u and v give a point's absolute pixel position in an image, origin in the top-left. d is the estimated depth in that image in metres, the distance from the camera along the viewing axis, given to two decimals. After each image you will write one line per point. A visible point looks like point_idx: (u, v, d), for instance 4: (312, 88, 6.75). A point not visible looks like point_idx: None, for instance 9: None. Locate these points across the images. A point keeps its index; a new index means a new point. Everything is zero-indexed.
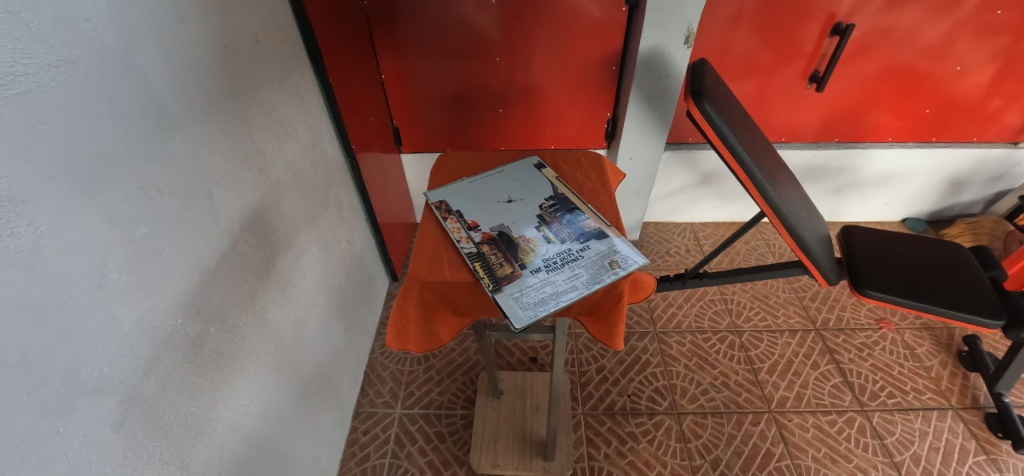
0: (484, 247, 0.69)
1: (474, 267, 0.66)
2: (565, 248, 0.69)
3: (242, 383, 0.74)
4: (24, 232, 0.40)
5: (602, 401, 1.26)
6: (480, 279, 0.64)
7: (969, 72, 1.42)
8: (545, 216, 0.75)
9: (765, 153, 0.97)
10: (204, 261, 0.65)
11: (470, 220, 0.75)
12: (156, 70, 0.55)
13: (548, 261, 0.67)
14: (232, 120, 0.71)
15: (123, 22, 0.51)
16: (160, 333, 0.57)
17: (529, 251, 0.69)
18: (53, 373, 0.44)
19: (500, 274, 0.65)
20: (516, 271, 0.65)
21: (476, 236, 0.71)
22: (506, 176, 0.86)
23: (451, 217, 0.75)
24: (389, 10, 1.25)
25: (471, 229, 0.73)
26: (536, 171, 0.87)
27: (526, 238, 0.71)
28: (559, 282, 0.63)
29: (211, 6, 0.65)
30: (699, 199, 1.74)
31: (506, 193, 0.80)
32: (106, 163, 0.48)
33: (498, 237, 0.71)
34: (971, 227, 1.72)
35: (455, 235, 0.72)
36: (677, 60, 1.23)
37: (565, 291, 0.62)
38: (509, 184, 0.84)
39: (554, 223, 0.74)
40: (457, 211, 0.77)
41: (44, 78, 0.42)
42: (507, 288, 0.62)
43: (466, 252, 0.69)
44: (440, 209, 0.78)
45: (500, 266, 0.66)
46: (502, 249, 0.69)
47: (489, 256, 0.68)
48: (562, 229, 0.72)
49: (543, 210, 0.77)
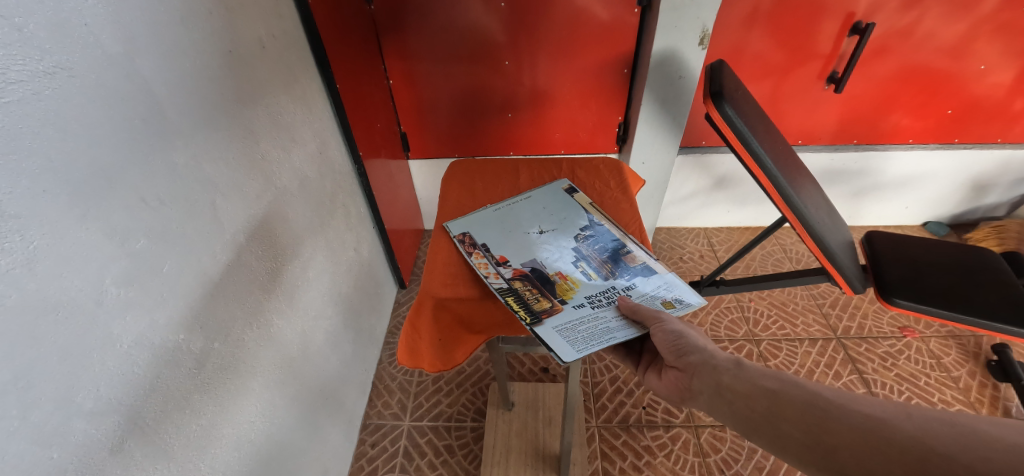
0: (516, 283, 0.65)
1: (506, 302, 0.62)
2: (609, 286, 0.64)
3: (246, 398, 0.71)
4: (17, 248, 0.38)
5: (616, 413, 1.22)
6: (515, 313, 0.61)
7: (994, 71, 1.37)
8: (582, 249, 0.71)
9: (788, 158, 0.93)
10: (209, 273, 0.62)
11: (497, 255, 0.70)
12: (156, 75, 0.53)
13: (592, 297, 0.63)
14: (238, 127, 0.69)
15: (123, 27, 0.48)
16: (161, 351, 0.54)
17: (568, 289, 0.64)
18: (48, 396, 0.41)
19: (537, 308, 0.61)
20: (555, 306, 0.61)
21: (505, 271, 0.67)
22: (535, 202, 0.81)
23: (476, 251, 0.71)
24: (397, 15, 1.24)
25: (499, 264, 0.69)
26: (568, 196, 0.82)
27: (562, 275, 0.66)
28: (607, 317, 0.59)
29: (215, 11, 0.64)
30: (712, 204, 1.70)
31: (536, 223, 0.76)
32: (104, 173, 0.46)
33: (531, 273, 0.67)
34: (996, 231, 1.66)
35: (482, 270, 0.67)
36: (691, 62, 1.20)
37: (615, 329, 0.57)
38: (541, 212, 0.79)
39: (593, 258, 0.69)
40: (482, 244, 0.72)
41: (37, 86, 0.40)
42: (548, 321, 0.59)
43: (497, 288, 0.64)
44: (462, 241, 0.73)
45: (537, 300, 0.62)
46: (537, 286, 0.65)
47: (523, 292, 0.64)
48: (603, 264, 0.68)
49: (579, 243, 0.72)
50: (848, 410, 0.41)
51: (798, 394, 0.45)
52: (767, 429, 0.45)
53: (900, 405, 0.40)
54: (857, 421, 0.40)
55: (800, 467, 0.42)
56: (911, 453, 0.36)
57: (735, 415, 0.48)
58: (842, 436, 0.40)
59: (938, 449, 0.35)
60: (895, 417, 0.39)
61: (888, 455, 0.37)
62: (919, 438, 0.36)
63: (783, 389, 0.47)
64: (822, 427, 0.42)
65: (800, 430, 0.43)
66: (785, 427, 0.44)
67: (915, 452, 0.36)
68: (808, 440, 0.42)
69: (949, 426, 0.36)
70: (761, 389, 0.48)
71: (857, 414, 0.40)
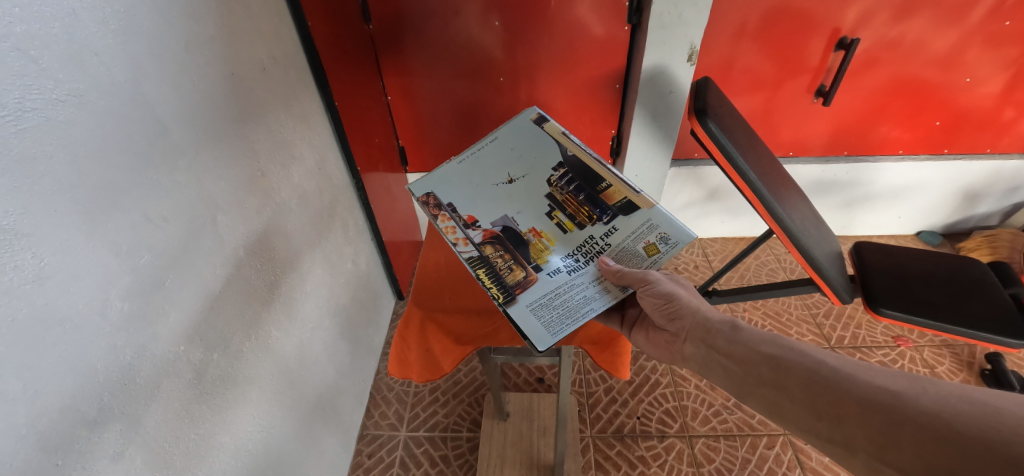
0: (486, 248, 0.67)
1: (478, 274, 0.64)
2: (588, 237, 0.68)
3: (244, 408, 0.73)
4: (28, 264, 0.41)
5: (611, 423, 1.23)
6: (489, 290, 0.63)
7: (980, 83, 1.40)
8: (558, 195, 0.72)
9: (773, 171, 0.95)
10: (209, 286, 0.65)
11: (465, 216, 0.71)
12: (162, 99, 0.56)
13: (569, 259, 0.66)
14: (239, 145, 0.72)
15: (131, 54, 0.52)
16: (162, 362, 0.56)
17: (542, 249, 0.67)
18: (54, 404, 0.44)
19: (509, 281, 0.64)
20: (529, 275, 0.64)
21: (475, 235, 0.69)
22: (503, 145, 0.79)
23: (443, 214, 0.71)
24: (395, 34, 1.28)
25: (469, 226, 0.70)
26: (536, 130, 0.79)
27: (535, 234, 0.69)
28: (583, 287, 0.63)
29: (218, 37, 0.67)
30: (706, 214, 1.72)
31: (504, 171, 0.75)
32: (111, 192, 0.49)
33: (501, 234, 0.69)
34: (989, 240, 1.67)
35: (452, 236, 0.69)
36: (680, 78, 1.24)
37: (592, 299, 0.62)
38: (509, 157, 0.77)
39: (570, 203, 0.71)
40: (448, 204, 0.73)
41: (51, 112, 0.43)
42: (522, 296, 0.62)
43: (468, 256, 0.66)
44: (428, 205, 0.73)
45: (509, 270, 0.65)
46: (509, 249, 0.67)
47: (494, 259, 0.66)
48: (581, 211, 0.70)
49: (554, 188, 0.73)
50: (852, 379, 0.46)
51: (800, 362, 0.50)
52: (767, 391, 0.51)
53: (915, 380, 0.43)
54: (865, 392, 0.44)
55: (804, 429, 0.47)
56: (926, 423, 0.39)
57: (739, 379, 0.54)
58: (846, 405, 0.44)
59: (957, 428, 0.38)
60: (908, 391, 0.42)
61: (896, 428, 0.40)
62: (931, 413, 0.39)
63: (781, 355, 0.52)
64: (826, 395, 0.46)
65: (800, 396, 0.48)
66: (785, 390, 0.50)
67: (929, 428, 0.39)
68: (808, 407, 0.47)
69: (967, 405, 0.39)
70: (761, 355, 0.54)
71: (866, 386, 0.44)
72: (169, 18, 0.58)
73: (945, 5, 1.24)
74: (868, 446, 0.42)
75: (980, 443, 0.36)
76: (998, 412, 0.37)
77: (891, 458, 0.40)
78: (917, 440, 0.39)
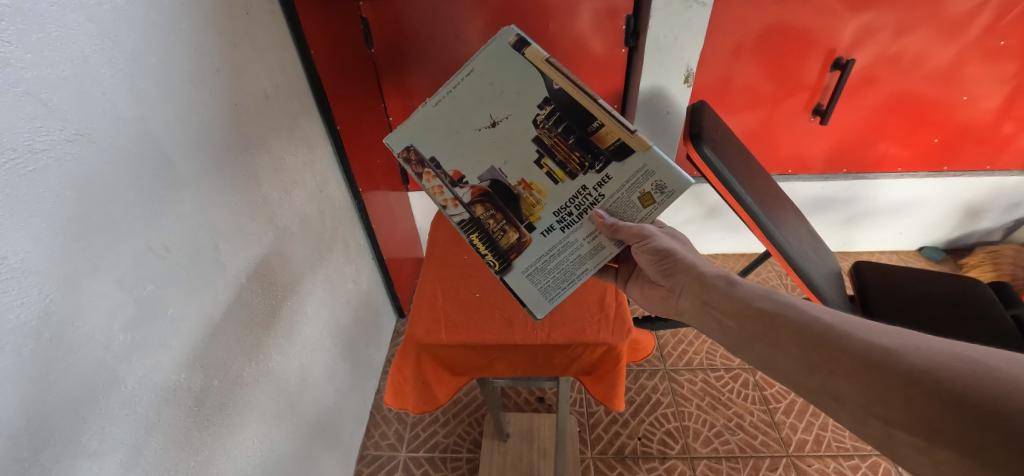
0: (476, 208, 0.67)
1: (473, 239, 0.68)
2: (581, 188, 0.64)
3: (243, 432, 0.74)
4: (34, 301, 0.42)
5: (612, 444, 1.22)
6: (485, 255, 0.68)
7: (978, 99, 1.41)
8: (546, 139, 0.63)
9: (769, 193, 0.97)
10: (210, 314, 0.66)
11: (449, 171, 0.67)
12: (166, 132, 0.58)
13: (562, 214, 0.65)
14: (242, 174, 0.74)
15: (138, 91, 0.53)
16: (162, 390, 0.57)
17: (534, 204, 0.65)
18: (56, 437, 0.44)
19: (503, 245, 0.67)
20: (523, 237, 0.66)
21: (464, 194, 0.67)
22: (479, 76, 0.64)
23: (428, 172, 0.68)
24: (396, 56, 1.31)
25: (456, 184, 0.67)
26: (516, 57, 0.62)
27: (525, 184, 0.65)
28: (577, 245, 0.65)
29: (223, 69, 0.70)
30: (706, 231, 1.72)
31: (485, 113, 0.65)
32: (116, 226, 0.50)
33: (490, 191, 0.66)
34: (991, 256, 1.66)
35: (441, 198, 0.68)
36: (678, 99, 1.28)
37: (585, 259, 0.65)
38: (488, 94, 0.64)
39: (558, 149, 0.63)
40: (430, 159, 0.68)
41: (60, 152, 0.44)
42: (516, 261, 0.66)
43: (459, 219, 0.68)
44: (411, 160, 0.69)
45: (502, 234, 0.67)
46: (499, 207, 0.66)
47: (485, 221, 0.67)
48: (572, 157, 0.63)
49: (540, 129, 0.63)
50: (845, 333, 0.45)
51: (794, 318, 0.49)
52: (760, 345, 0.51)
53: (908, 337, 0.43)
54: (859, 348, 0.43)
55: (794, 381, 0.47)
56: (914, 377, 0.39)
57: (731, 333, 0.54)
58: (839, 360, 0.44)
59: (946, 384, 0.38)
60: (901, 349, 0.42)
61: (888, 383, 0.40)
62: (921, 368, 0.39)
63: (776, 310, 0.51)
64: (820, 350, 0.45)
65: (793, 350, 0.47)
66: (777, 343, 0.49)
67: (920, 383, 0.39)
68: (801, 359, 0.46)
69: (959, 363, 0.38)
70: (755, 310, 0.53)
71: (861, 342, 0.44)
72: (175, 53, 0.60)
73: (939, 24, 1.25)
74: (858, 399, 0.41)
75: (967, 399, 0.36)
76: (987, 369, 0.37)
77: (880, 412, 0.40)
78: (906, 395, 0.39)
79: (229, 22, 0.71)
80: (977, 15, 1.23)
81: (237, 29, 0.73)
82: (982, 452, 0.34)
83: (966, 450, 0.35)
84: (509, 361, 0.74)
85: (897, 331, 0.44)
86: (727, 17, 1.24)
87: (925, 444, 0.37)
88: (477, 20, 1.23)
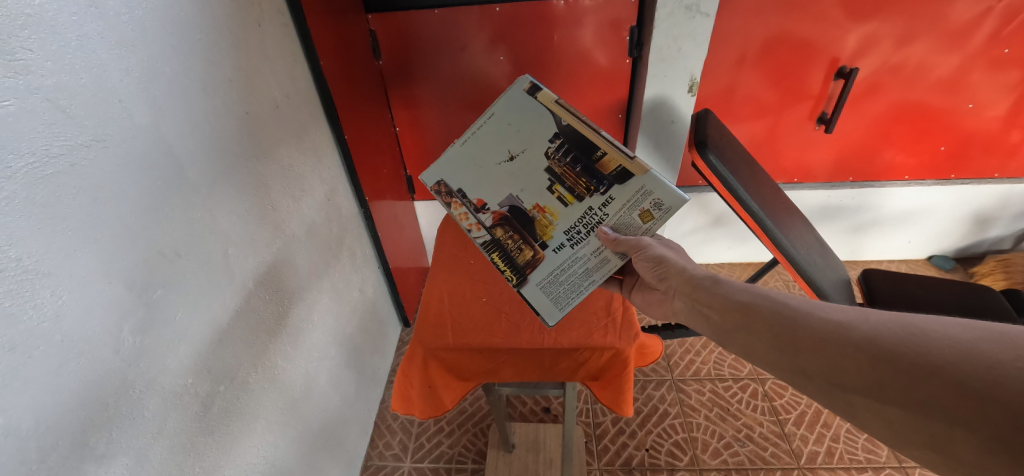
0: (498, 231, 0.69)
1: (493, 258, 0.69)
2: (587, 208, 0.64)
3: (249, 439, 0.73)
4: (47, 303, 0.43)
5: (619, 456, 1.20)
6: (503, 272, 0.68)
7: (984, 107, 1.40)
8: (555, 169, 0.65)
9: (775, 201, 0.97)
10: (218, 319, 0.66)
11: (474, 199, 0.70)
12: (180, 139, 0.59)
13: (571, 232, 0.65)
14: (251, 181, 0.75)
15: (153, 99, 0.55)
16: (170, 395, 0.57)
17: (547, 225, 0.66)
18: (64, 439, 0.44)
19: (520, 263, 0.67)
20: (537, 254, 0.66)
21: (486, 219, 0.69)
22: (500, 118, 0.68)
23: (455, 201, 0.71)
24: (404, 68, 1.33)
25: (479, 210, 0.69)
26: (530, 101, 0.67)
27: (539, 208, 0.66)
28: (585, 259, 0.65)
29: (235, 79, 0.71)
30: (712, 240, 1.72)
31: (503, 148, 0.68)
32: (129, 231, 0.51)
33: (510, 214, 0.68)
34: (1003, 265, 1.64)
35: (465, 223, 0.70)
36: (682, 109, 1.28)
37: (593, 271, 0.64)
38: (507, 133, 0.68)
39: (566, 176, 0.65)
40: (458, 190, 0.71)
41: (76, 158, 0.45)
42: (532, 276, 0.66)
43: (481, 241, 0.69)
44: (440, 193, 0.72)
45: (519, 252, 0.67)
46: (517, 229, 0.68)
47: (505, 241, 0.68)
48: (578, 183, 0.64)
49: (550, 160, 0.65)
50: (808, 314, 0.46)
51: (767, 305, 0.50)
52: (739, 334, 0.51)
53: (860, 310, 0.44)
54: (818, 325, 0.45)
55: (770, 364, 0.48)
56: (866, 346, 0.40)
57: (715, 326, 0.55)
58: (803, 339, 0.45)
59: (889, 348, 0.39)
60: (852, 321, 0.43)
61: (842, 353, 0.41)
62: (869, 337, 0.41)
63: (752, 300, 0.52)
64: (788, 331, 0.47)
65: (767, 335, 0.48)
66: (753, 331, 0.50)
67: (868, 350, 0.40)
68: (773, 343, 0.47)
69: (901, 327, 0.40)
70: (734, 302, 0.54)
71: (819, 320, 0.45)
72: (189, 62, 0.61)
73: (943, 33, 1.26)
74: (820, 371, 0.42)
75: (908, 358, 0.38)
76: (922, 329, 0.39)
77: (838, 381, 0.41)
78: (858, 362, 0.40)
79: (241, 33, 0.73)
80: (980, 23, 1.24)
81: (249, 39, 0.75)
82: (925, 405, 0.36)
83: (911, 405, 0.36)
84: (515, 367, 0.74)
85: (853, 307, 0.45)
86: (729, 28, 1.25)
87: (878, 405, 0.38)
88: (483, 32, 1.25)
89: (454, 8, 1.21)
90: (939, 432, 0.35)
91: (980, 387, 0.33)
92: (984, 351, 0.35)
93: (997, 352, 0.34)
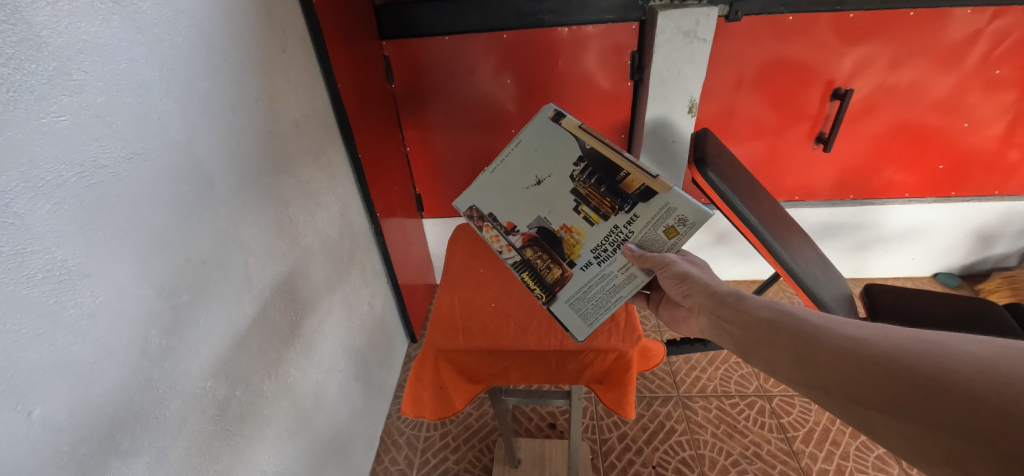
0: (528, 251, 0.72)
1: (524, 277, 0.71)
2: (613, 227, 0.66)
3: (261, 445, 0.75)
4: (85, 302, 0.46)
5: (625, 473, 1.19)
6: (534, 290, 0.71)
7: (980, 127, 1.43)
8: (580, 190, 0.68)
9: (776, 217, 1.00)
10: (237, 326, 0.69)
11: (504, 222, 0.74)
12: (209, 154, 0.63)
13: (598, 250, 0.67)
14: (271, 196, 0.79)
15: (188, 117, 0.59)
16: (191, 397, 0.60)
17: (574, 244, 0.68)
18: (92, 434, 0.47)
19: (549, 281, 0.70)
20: (565, 272, 0.69)
21: (516, 240, 0.73)
22: (527, 144, 0.72)
23: (486, 224, 0.75)
24: (415, 92, 1.39)
25: (509, 232, 0.73)
26: (554, 127, 0.70)
27: (566, 228, 0.69)
28: (612, 276, 0.66)
29: (260, 99, 0.76)
30: (717, 258, 1.73)
31: (531, 174, 0.72)
32: (161, 237, 0.55)
33: (539, 235, 0.71)
34: (1008, 282, 1.64)
35: (496, 245, 0.74)
36: (682, 128, 1.39)
37: (619, 287, 0.65)
38: (534, 158, 0.72)
39: (591, 196, 0.67)
40: (489, 213, 0.75)
41: (118, 169, 0.49)
42: (560, 294, 0.69)
43: (512, 262, 0.72)
44: (473, 217, 0.76)
45: (548, 271, 0.70)
46: (546, 248, 0.70)
47: (535, 261, 0.71)
48: (604, 202, 0.66)
49: (576, 182, 0.68)
50: (829, 330, 0.47)
51: (787, 321, 0.51)
52: (761, 349, 0.52)
53: (883, 328, 0.44)
54: (837, 341, 0.45)
55: (791, 380, 0.48)
56: (885, 361, 0.41)
57: (739, 341, 0.56)
58: (822, 354, 0.45)
59: (906, 363, 0.39)
60: (872, 337, 0.43)
61: (860, 368, 0.42)
62: (888, 353, 0.41)
63: (773, 317, 0.53)
64: (806, 346, 0.47)
65: (786, 350, 0.49)
66: (774, 346, 0.51)
67: (887, 366, 0.40)
68: (793, 358, 0.48)
69: (921, 343, 0.40)
70: (756, 318, 0.55)
71: (838, 335, 0.46)
72: (221, 85, 0.66)
73: (934, 56, 1.30)
74: (839, 387, 0.43)
75: (925, 373, 0.38)
76: (943, 347, 0.38)
77: (855, 395, 0.41)
78: (874, 376, 0.41)
79: (267, 58, 0.79)
80: (971, 45, 1.28)
81: (273, 64, 0.81)
82: (942, 422, 0.35)
83: (929, 422, 0.36)
84: (523, 369, 0.75)
85: (875, 325, 0.45)
86: (727, 52, 1.30)
87: (895, 421, 0.38)
88: (491, 57, 1.32)
89: (464, 36, 1.28)
90: (952, 447, 0.34)
91: (1001, 403, 0.32)
92: (1004, 367, 0.34)
93: (1017, 368, 0.33)
